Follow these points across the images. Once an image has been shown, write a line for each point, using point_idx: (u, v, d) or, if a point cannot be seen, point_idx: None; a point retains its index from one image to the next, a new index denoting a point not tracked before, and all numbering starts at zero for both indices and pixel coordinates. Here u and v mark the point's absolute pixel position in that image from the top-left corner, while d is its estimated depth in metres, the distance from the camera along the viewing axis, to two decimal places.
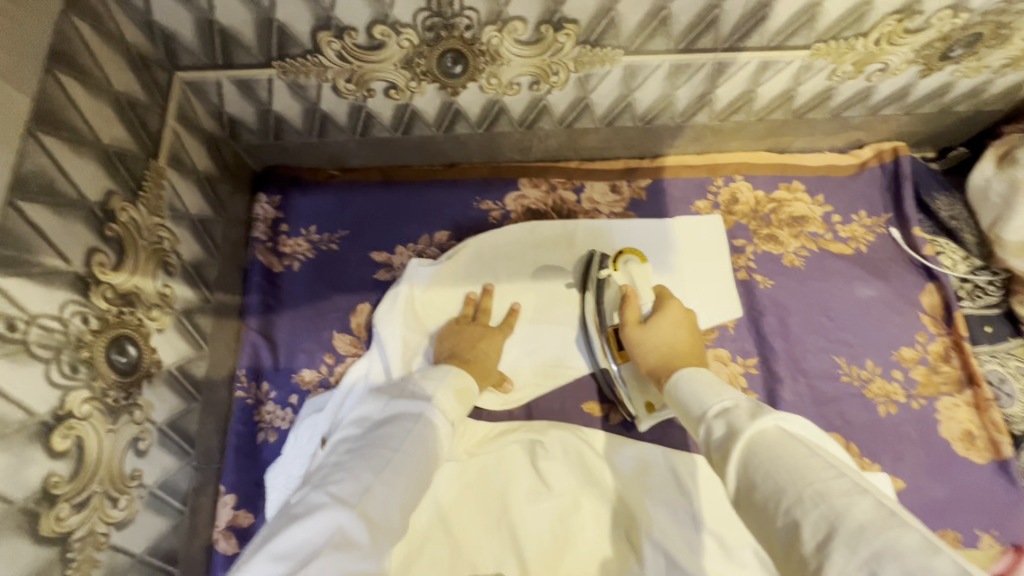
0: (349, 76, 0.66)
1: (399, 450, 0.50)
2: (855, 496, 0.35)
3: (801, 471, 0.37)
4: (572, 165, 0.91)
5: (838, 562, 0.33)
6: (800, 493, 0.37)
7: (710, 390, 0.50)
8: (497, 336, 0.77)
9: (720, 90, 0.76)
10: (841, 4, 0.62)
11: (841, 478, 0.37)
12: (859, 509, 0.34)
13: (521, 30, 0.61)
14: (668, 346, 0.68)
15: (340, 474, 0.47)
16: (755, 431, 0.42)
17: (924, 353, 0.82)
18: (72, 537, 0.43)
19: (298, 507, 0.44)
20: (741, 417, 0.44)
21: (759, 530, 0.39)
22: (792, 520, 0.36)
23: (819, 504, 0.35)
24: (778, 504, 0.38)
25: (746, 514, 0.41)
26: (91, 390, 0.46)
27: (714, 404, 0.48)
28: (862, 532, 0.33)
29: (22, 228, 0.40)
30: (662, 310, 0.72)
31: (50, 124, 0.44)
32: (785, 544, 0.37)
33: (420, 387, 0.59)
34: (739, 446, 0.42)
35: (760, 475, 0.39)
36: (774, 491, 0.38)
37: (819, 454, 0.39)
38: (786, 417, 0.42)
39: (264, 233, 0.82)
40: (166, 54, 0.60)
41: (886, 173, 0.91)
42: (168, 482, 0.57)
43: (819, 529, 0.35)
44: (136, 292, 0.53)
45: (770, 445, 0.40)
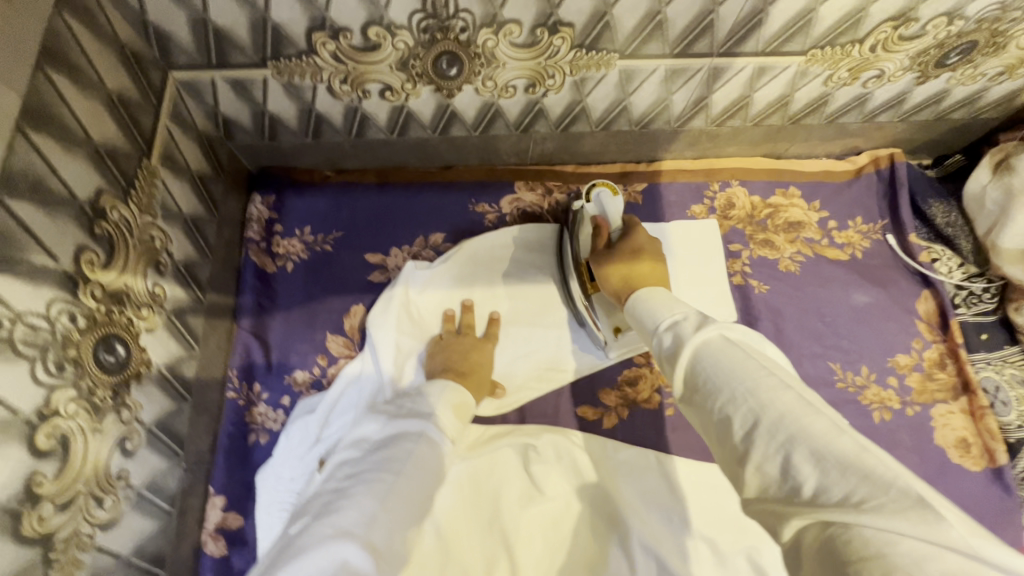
0: (344, 77, 0.66)
1: (402, 472, 0.50)
2: (780, 390, 0.36)
3: (733, 373, 0.38)
4: (568, 168, 0.91)
5: (759, 449, 0.35)
6: (732, 390, 0.37)
7: (661, 307, 0.50)
8: (487, 347, 0.76)
9: (716, 95, 0.76)
10: (836, 10, 0.62)
11: (769, 375, 0.37)
12: (782, 401, 0.35)
13: (516, 33, 0.61)
14: (629, 265, 0.66)
15: (341, 502, 0.46)
16: (699, 341, 0.42)
17: (919, 359, 0.82)
18: (56, 537, 0.43)
19: (299, 541, 0.43)
20: (687, 327, 0.44)
21: (698, 419, 0.41)
22: (724, 415, 0.37)
23: (748, 399, 0.36)
24: (714, 402, 0.38)
25: (688, 410, 0.42)
26: (77, 389, 0.46)
27: (663, 318, 0.48)
28: (783, 421, 0.34)
29: (9, 226, 0.40)
30: (629, 235, 0.71)
31: (40, 122, 0.43)
32: (717, 434, 0.38)
33: (418, 404, 0.59)
34: (685, 355, 0.42)
35: (700, 379, 0.40)
36: (710, 390, 0.39)
37: (753, 355, 0.39)
38: (730, 327, 0.42)
39: (258, 233, 0.82)
40: (161, 54, 0.60)
41: (881, 180, 0.91)
42: (155, 483, 0.57)
43: (746, 420, 0.36)
44: (125, 291, 0.53)
45: (711, 349, 0.40)
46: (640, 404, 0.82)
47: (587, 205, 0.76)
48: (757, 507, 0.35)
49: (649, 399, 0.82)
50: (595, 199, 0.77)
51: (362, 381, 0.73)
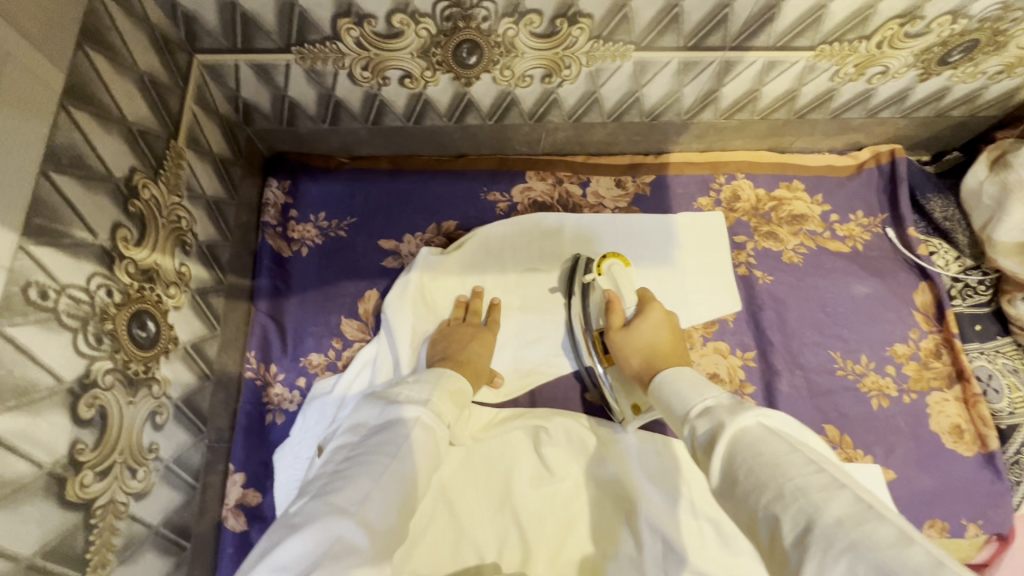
0: (365, 64, 0.67)
1: (396, 455, 0.51)
2: (834, 489, 0.36)
3: (781, 467, 0.38)
4: (578, 159, 0.93)
5: (815, 558, 0.34)
6: (781, 488, 0.37)
7: (694, 391, 0.51)
8: (490, 334, 0.77)
9: (726, 88, 0.78)
10: (846, 7, 0.64)
11: (819, 474, 0.38)
12: (836, 504, 0.35)
13: (537, 23, 0.63)
14: (650, 348, 0.68)
15: (339, 482, 0.48)
16: (738, 429, 0.43)
17: (916, 349, 0.85)
18: (95, 504, 0.44)
19: (296, 515, 0.44)
20: (723, 414, 0.45)
21: (739, 519, 0.40)
22: (773, 514, 0.37)
23: (798, 498, 0.36)
24: (759, 498, 0.38)
25: (726, 505, 0.42)
26: (113, 361, 0.47)
27: (696, 403, 0.49)
28: (840, 526, 0.34)
29: (55, 199, 0.41)
30: (645, 312, 0.73)
31: (80, 99, 0.44)
32: (765, 536, 0.38)
33: (412, 390, 0.59)
34: (724, 442, 0.42)
35: (743, 471, 0.40)
36: (756, 485, 0.39)
37: (798, 448, 0.40)
38: (768, 416, 0.43)
39: (274, 218, 0.83)
40: (186, 36, 0.61)
41: (882, 175, 0.94)
42: (181, 457, 0.58)
43: (798, 523, 0.36)
44: (155, 268, 0.54)
45: (752, 440, 0.41)
46: None
47: (599, 278, 0.79)
48: None
49: None
50: (607, 271, 0.80)
51: (375, 363, 0.75)
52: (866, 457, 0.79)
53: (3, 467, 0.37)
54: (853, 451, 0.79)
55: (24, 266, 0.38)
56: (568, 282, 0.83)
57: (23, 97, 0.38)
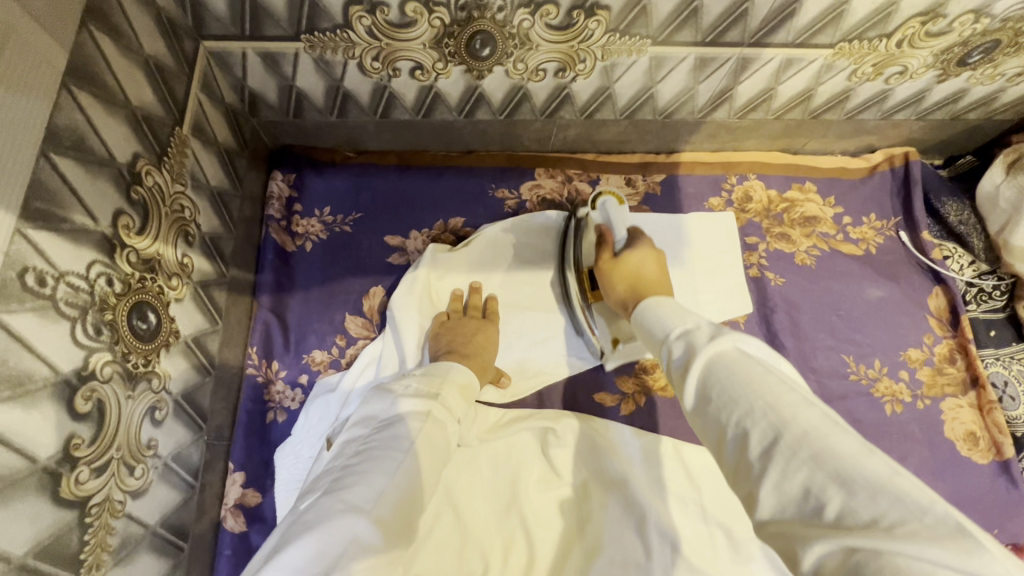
0: (376, 54, 0.66)
1: (410, 451, 0.49)
2: (805, 407, 0.34)
3: (752, 384, 0.36)
4: (588, 157, 0.91)
5: (778, 469, 0.33)
6: (752, 406, 0.35)
7: (672, 314, 0.48)
8: (492, 328, 0.75)
9: (741, 86, 0.76)
10: (868, 4, 0.63)
11: (790, 391, 0.35)
12: (806, 419, 0.33)
13: (553, 14, 0.61)
14: (636, 275, 0.66)
15: (352, 478, 0.45)
16: (714, 352, 0.40)
17: (930, 354, 0.83)
18: (90, 502, 0.42)
19: (308, 514, 0.42)
20: (702, 338, 0.42)
21: (707, 435, 0.39)
22: (742, 430, 0.35)
23: (767, 412, 0.35)
24: (729, 416, 0.37)
25: (697, 425, 0.41)
26: (112, 354, 0.45)
27: (675, 326, 0.46)
28: (807, 439, 0.32)
29: (55, 182, 0.39)
30: (635, 242, 0.70)
31: (84, 80, 0.43)
32: (730, 452, 0.36)
33: (424, 382, 0.57)
34: (698, 365, 0.40)
35: (715, 391, 0.38)
36: (726, 402, 0.37)
37: (772, 371, 0.38)
38: (745, 339, 0.40)
39: (279, 212, 0.82)
40: (193, 21, 0.59)
41: (896, 178, 0.92)
42: (180, 454, 0.56)
43: (765, 436, 0.34)
44: (158, 258, 0.52)
45: (730, 362, 0.39)
46: (657, 393, 0.82)
47: (593, 212, 0.77)
48: (772, 528, 0.33)
49: (665, 388, 0.82)
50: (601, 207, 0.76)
51: (382, 359, 0.73)
52: None
53: None
54: None
55: (22, 251, 0.36)
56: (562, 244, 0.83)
57: (25, 76, 0.37)
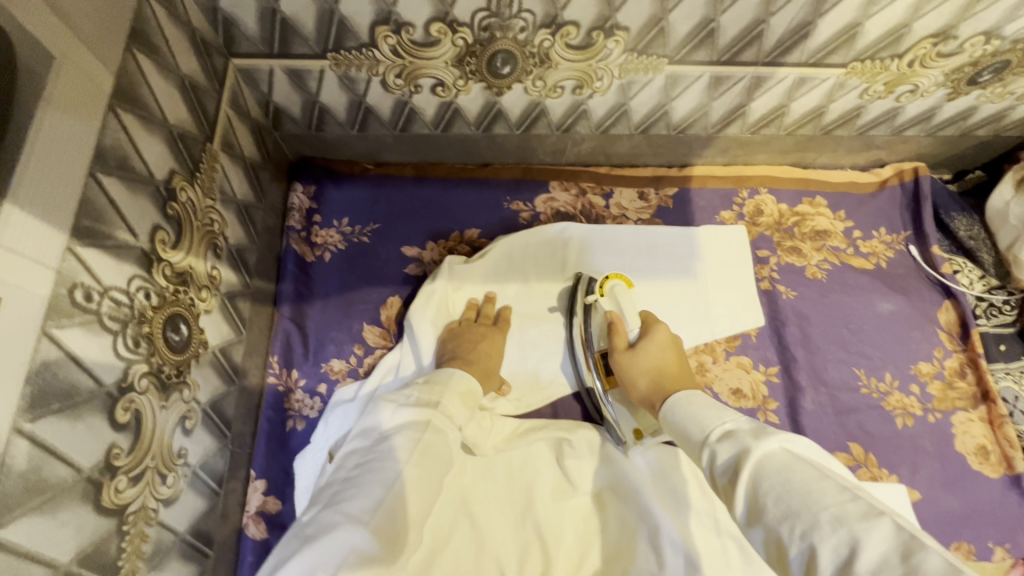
0: (399, 71, 0.67)
1: (408, 462, 0.50)
2: (872, 517, 0.35)
3: (813, 495, 0.37)
4: (601, 170, 0.93)
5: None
6: (816, 518, 0.36)
7: (711, 413, 0.50)
8: (500, 335, 0.76)
9: (755, 103, 0.78)
10: (881, 26, 0.64)
11: (854, 500, 0.36)
12: (877, 535, 0.34)
13: (573, 35, 0.63)
14: (657, 368, 0.67)
15: (351, 490, 0.47)
16: (764, 456, 0.41)
17: (940, 368, 0.84)
18: (127, 511, 0.43)
19: (309, 526, 0.44)
20: (747, 439, 0.44)
21: (767, 550, 0.38)
22: (809, 545, 0.35)
23: (836, 526, 0.35)
24: (792, 528, 0.37)
25: (750, 536, 0.40)
26: (149, 365, 0.46)
27: (715, 427, 0.47)
28: (886, 560, 0.32)
29: (100, 200, 0.41)
30: (650, 334, 0.72)
31: (127, 101, 0.44)
32: (797, 568, 0.36)
33: (425, 392, 0.58)
34: (749, 469, 0.41)
35: (772, 498, 0.38)
36: (787, 511, 0.37)
37: (828, 476, 0.39)
38: (794, 443, 0.42)
39: (299, 223, 0.83)
40: (224, 40, 0.61)
41: (905, 193, 0.94)
42: (207, 463, 0.57)
43: (839, 554, 0.34)
44: (189, 272, 0.54)
45: (784, 466, 0.40)
46: None
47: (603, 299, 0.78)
48: None
49: None
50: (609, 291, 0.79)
51: (399, 370, 0.74)
52: (891, 477, 0.78)
53: (47, 472, 0.36)
54: (878, 470, 0.79)
55: (71, 268, 0.38)
56: (570, 299, 0.82)
57: (77, 99, 0.38)
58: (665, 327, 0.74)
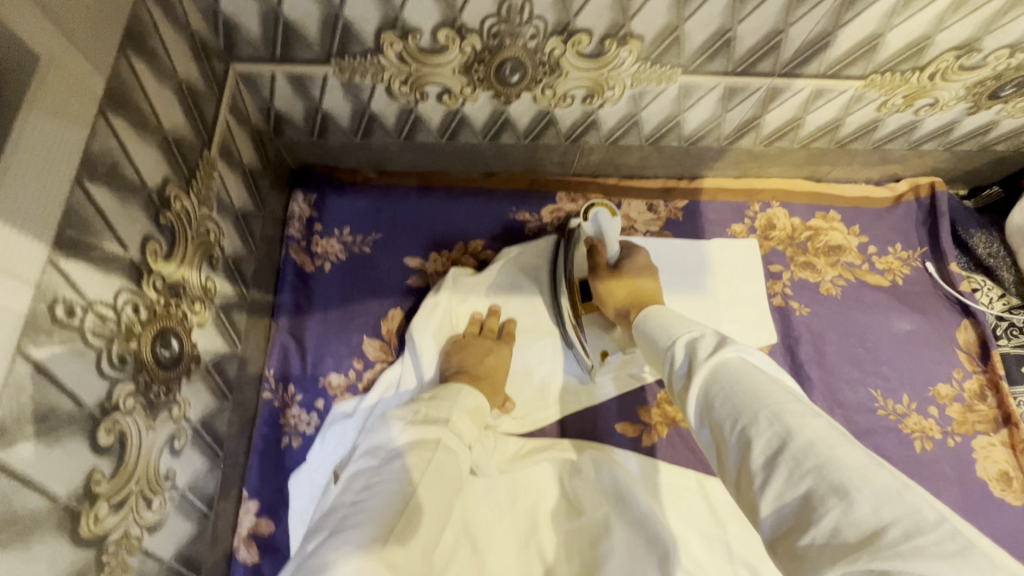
0: (405, 78, 0.65)
1: (418, 483, 0.47)
2: (809, 416, 0.35)
3: (757, 390, 0.37)
4: (610, 182, 0.90)
5: (781, 476, 0.33)
6: (755, 412, 0.36)
7: (678, 324, 0.50)
8: (505, 348, 0.74)
9: (769, 115, 0.76)
10: (903, 37, 0.62)
11: (794, 400, 0.36)
12: (810, 428, 0.34)
13: (585, 43, 0.61)
14: (636, 288, 0.70)
15: (359, 515, 0.44)
16: (719, 360, 0.41)
17: (960, 390, 0.81)
18: (107, 540, 0.40)
19: (316, 558, 0.41)
20: (706, 347, 0.43)
21: (711, 448, 0.39)
22: (745, 438, 0.35)
23: (771, 420, 0.35)
24: (733, 424, 0.37)
25: (699, 433, 0.41)
26: (135, 384, 0.44)
27: (681, 334, 0.47)
28: (812, 449, 0.32)
29: (87, 211, 0.38)
30: (631, 257, 0.73)
31: (119, 106, 0.42)
32: (733, 462, 0.36)
33: (434, 409, 0.56)
34: (704, 372, 0.41)
35: (719, 399, 0.38)
36: (730, 410, 0.37)
37: (776, 381, 0.38)
38: (749, 350, 0.41)
39: (299, 232, 0.81)
40: (226, 45, 0.59)
41: (921, 208, 0.91)
42: (197, 484, 0.55)
43: (771, 444, 0.34)
44: (182, 284, 0.51)
45: (733, 370, 0.39)
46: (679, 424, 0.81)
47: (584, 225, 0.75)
48: (772, 539, 0.32)
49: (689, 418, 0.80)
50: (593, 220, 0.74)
51: (401, 383, 0.71)
52: None
53: (18, 503, 0.33)
54: None
55: (52, 282, 0.35)
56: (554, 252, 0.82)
57: (63, 105, 0.36)
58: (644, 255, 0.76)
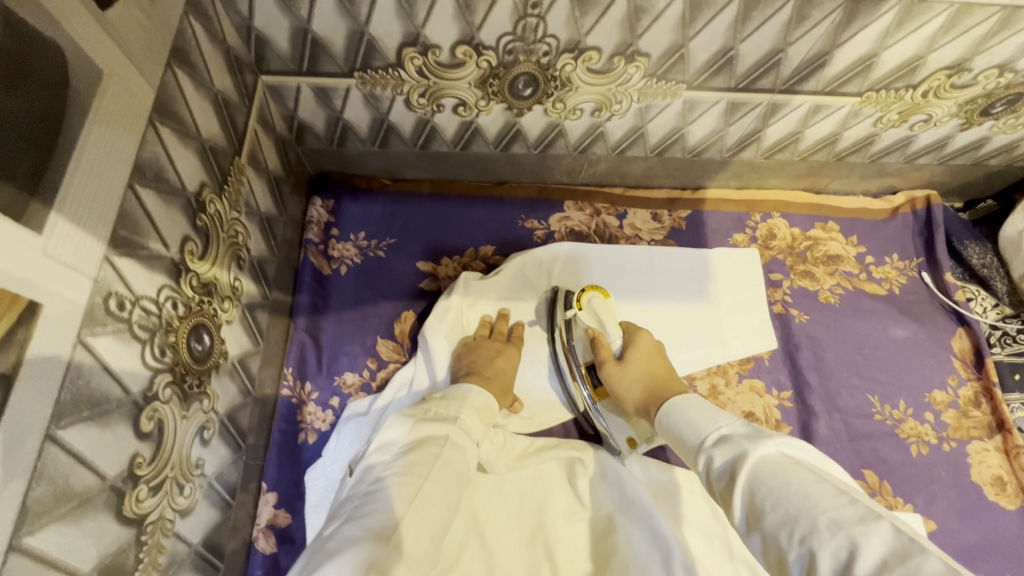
0: (423, 91, 0.69)
1: (428, 476, 0.50)
2: (870, 522, 0.35)
3: (811, 499, 0.37)
4: (616, 191, 0.94)
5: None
6: (815, 521, 0.36)
7: (705, 417, 0.50)
8: (513, 349, 0.76)
9: (770, 129, 0.79)
10: (897, 58, 0.66)
11: (852, 504, 0.36)
12: (875, 538, 0.34)
13: (595, 60, 0.64)
14: (648, 373, 0.68)
15: (372, 506, 0.47)
16: (760, 458, 0.41)
17: (955, 396, 0.84)
18: (146, 520, 0.43)
19: (331, 541, 0.43)
20: (743, 444, 0.43)
21: (767, 558, 0.38)
22: (809, 551, 0.35)
23: (836, 532, 0.35)
24: (790, 534, 0.37)
25: (749, 544, 0.40)
26: (172, 375, 0.47)
27: (710, 432, 0.47)
28: (885, 563, 0.32)
29: (137, 212, 0.42)
30: (634, 340, 0.73)
31: (165, 115, 0.45)
32: (798, 574, 0.36)
33: (444, 408, 0.58)
34: (746, 473, 0.41)
35: (770, 503, 0.38)
36: (787, 517, 0.37)
37: (826, 479, 0.39)
38: (789, 445, 0.42)
39: (317, 236, 0.84)
40: (256, 58, 0.63)
41: (917, 220, 0.94)
42: (221, 474, 0.57)
43: (838, 558, 0.34)
44: (214, 283, 0.54)
45: (779, 470, 0.40)
46: None
47: (581, 314, 0.79)
48: None
49: None
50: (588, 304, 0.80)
51: (413, 382, 0.74)
52: (906, 506, 0.77)
53: (74, 479, 0.36)
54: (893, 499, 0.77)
55: (107, 276, 0.38)
56: (551, 316, 0.81)
57: (122, 112, 0.39)
58: (647, 332, 0.76)
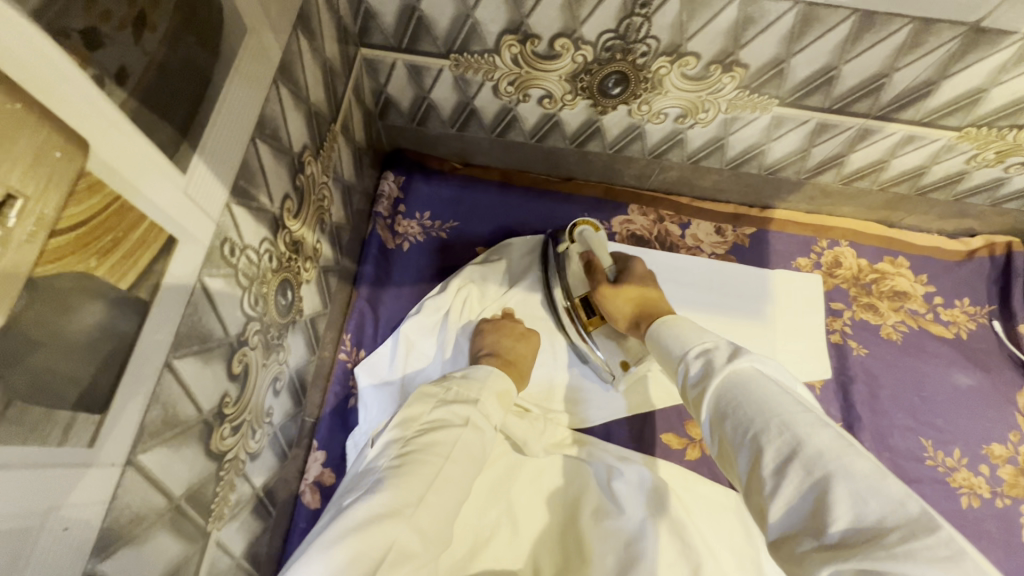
0: (513, 79, 0.70)
1: (447, 461, 0.49)
2: (817, 426, 0.35)
3: (769, 403, 0.37)
4: (682, 200, 0.93)
5: (792, 483, 0.33)
6: (768, 420, 0.36)
7: (693, 333, 0.50)
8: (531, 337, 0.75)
9: (856, 154, 0.77)
10: (1007, 94, 0.63)
11: (806, 412, 0.36)
12: (821, 437, 0.34)
13: (691, 65, 0.63)
14: (641, 295, 0.68)
15: (387, 481, 0.46)
16: (732, 370, 0.41)
17: (1015, 452, 0.80)
18: (225, 457, 0.45)
19: (349, 513, 0.43)
20: (720, 358, 0.43)
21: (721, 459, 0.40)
22: (756, 445, 0.36)
23: (785, 431, 0.35)
24: (744, 431, 0.38)
25: (708, 440, 0.42)
26: (260, 324, 0.49)
27: (695, 344, 0.48)
28: (822, 458, 0.33)
29: (254, 165, 0.44)
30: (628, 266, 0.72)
31: (285, 78, 0.48)
32: (742, 467, 0.37)
33: (468, 389, 0.57)
34: (716, 382, 0.41)
35: (733, 406, 0.39)
36: (744, 420, 0.38)
37: (787, 392, 0.39)
38: (761, 360, 0.42)
39: (386, 210, 0.87)
40: (360, 31, 0.65)
41: (995, 266, 0.90)
42: (284, 425, 0.59)
43: (782, 451, 0.35)
44: (302, 242, 0.57)
45: (746, 381, 0.40)
46: None
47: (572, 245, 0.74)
48: (776, 542, 0.33)
49: None
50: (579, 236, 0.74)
51: (448, 316, 0.78)
52: None
53: (180, 409, 0.38)
54: None
55: (225, 223, 0.40)
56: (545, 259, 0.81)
57: (254, 68, 0.41)
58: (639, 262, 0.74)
